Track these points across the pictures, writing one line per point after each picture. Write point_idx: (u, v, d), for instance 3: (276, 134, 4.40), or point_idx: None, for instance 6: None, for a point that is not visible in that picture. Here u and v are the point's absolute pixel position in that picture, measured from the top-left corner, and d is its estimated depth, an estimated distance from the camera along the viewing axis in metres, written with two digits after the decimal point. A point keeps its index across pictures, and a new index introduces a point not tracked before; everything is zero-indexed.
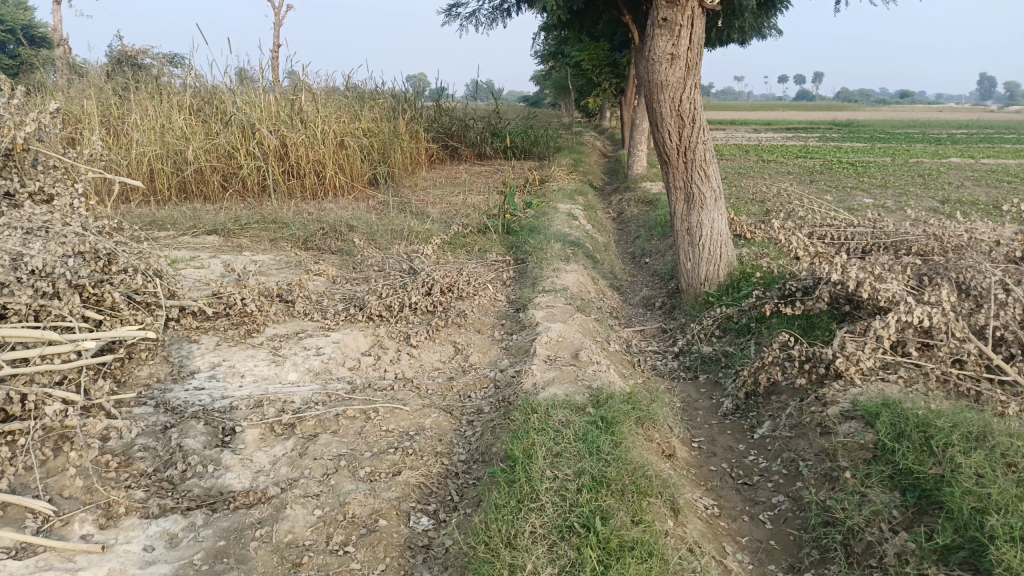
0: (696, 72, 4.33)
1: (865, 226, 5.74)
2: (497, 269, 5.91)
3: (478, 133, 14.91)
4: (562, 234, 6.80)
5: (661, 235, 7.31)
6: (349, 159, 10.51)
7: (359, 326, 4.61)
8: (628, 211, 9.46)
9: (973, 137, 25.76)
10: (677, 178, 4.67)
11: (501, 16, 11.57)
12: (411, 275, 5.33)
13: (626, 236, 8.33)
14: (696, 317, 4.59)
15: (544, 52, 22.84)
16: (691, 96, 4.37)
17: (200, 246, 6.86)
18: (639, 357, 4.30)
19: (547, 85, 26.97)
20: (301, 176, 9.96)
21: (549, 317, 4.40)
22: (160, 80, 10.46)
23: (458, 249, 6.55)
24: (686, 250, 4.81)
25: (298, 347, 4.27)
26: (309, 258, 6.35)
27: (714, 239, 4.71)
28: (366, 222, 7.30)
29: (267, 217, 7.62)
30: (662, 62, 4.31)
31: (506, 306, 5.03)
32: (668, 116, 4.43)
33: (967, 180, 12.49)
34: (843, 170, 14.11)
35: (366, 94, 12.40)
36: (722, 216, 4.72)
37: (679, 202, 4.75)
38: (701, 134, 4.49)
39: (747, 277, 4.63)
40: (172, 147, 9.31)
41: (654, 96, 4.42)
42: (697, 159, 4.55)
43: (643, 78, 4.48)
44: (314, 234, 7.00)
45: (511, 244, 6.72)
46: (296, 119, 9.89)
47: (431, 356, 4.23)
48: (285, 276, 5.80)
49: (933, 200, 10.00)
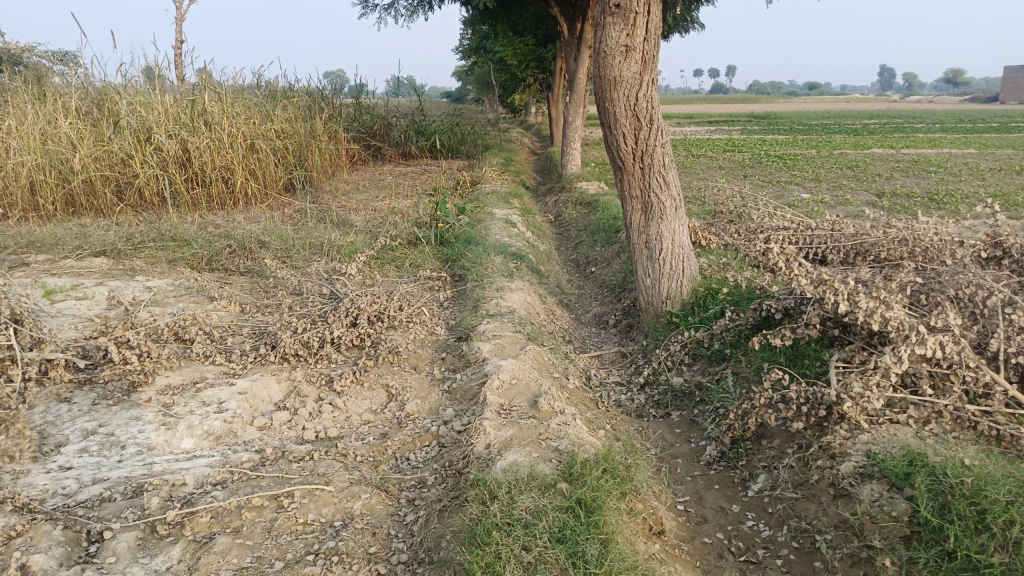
0: (654, 64, 3.79)
1: (823, 229, 5.39)
2: (432, 289, 5.27)
3: (402, 131, 14.17)
4: (501, 244, 6.22)
5: (606, 241, 6.84)
6: (262, 163, 9.64)
7: (270, 370, 3.88)
8: (566, 213, 8.97)
9: (885, 128, 26.71)
10: (632, 186, 4.12)
11: (422, 8, 10.86)
12: (333, 302, 4.64)
13: (566, 240, 7.84)
14: (660, 341, 4.08)
15: (466, 46, 22.21)
16: (649, 93, 3.83)
17: (84, 271, 5.94)
18: (601, 392, 3.75)
19: (471, 81, 26.36)
20: (207, 185, 9.01)
21: (497, 350, 3.80)
22: (40, 80, 9.29)
23: (386, 265, 5.87)
24: (644, 266, 4.28)
25: (196, 402, 3.52)
26: (215, 282, 5.56)
27: (676, 254, 4.19)
28: (281, 237, 6.52)
29: (166, 232, 6.74)
30: (615, 55, 3.75)
31: (445, 335, 4.39)
32: (622, 117, 3.88)
33: (894, 171, 12.59)
34: (774, 164, 14.04)
35: (279, 92, 11.49)
36: (683, 228, 4.21)
37: (635, 212, 4.20)
38: (659, 135, 3.95)
39: (713, 294, 4.15)
40: (54, 155, 8.22)
41: (607, 93, 3.86)
42: (655, 164, 4.01)
43: (593, 73, 3.92)
44: (221, 253, 6.18)
45: (445, 257, 6.10)
46: (199, 121, 8.94)
47: (359, 406, 3.55)
48: (186, 307, 5.01)
49: (869, 194, 9.93)
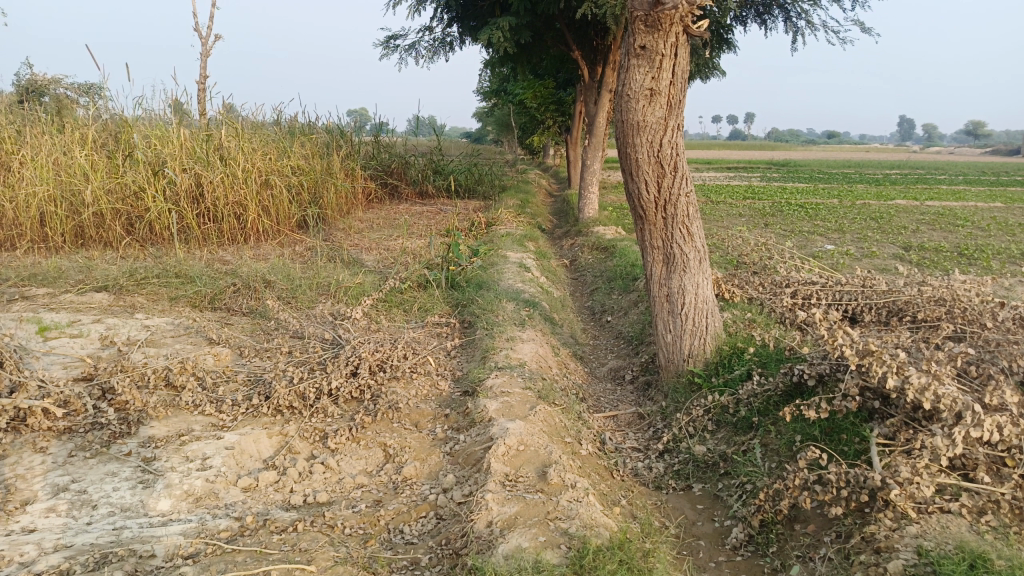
0: (680, 109, 3.58)
1: (854, 285, 5.11)
2: (439, 337, 5.03)
3: (419, 170, 14.12)
4: (514, 290, 5.98)
5: (623, 288, 6.59)
6: (276, 199, 9.54)
7: (262, 423, 3.63)
8: (582, 258, 8.75)
9: (906, 179, 26.55)
10: (653, 236, 3.88)
11: (442, 49, 10.85)
12: (334, 349, 4.41)
13: (582, 286, 7.60)
14: (681, 403, 3.80)
15: (487, 88, 22.38)
16: (674, 140, 3.61)
17: (83, 306, 5.77)
18: (616, 458, 3.46)
19: (490, 122, 26.52)
20: (219, 220, 8.89)
21: (505, 409, 3.53)
22: (59, 112, 9.29)
23: (393, 309, 5.64)
24: (665, 321, 4.01)
25: (178, 458, 3.27)
26: (216, 323, 5.36)
27: (699, 309, 3.92)
28: (288, 277, 6.33)
29: (172, 268, 6.57)
30: (639, 100, 3.55)
31: (450, 389, 4.13)
32: (645, 163, 3.66)
33: (920, 224, 12.30)
34: (795, 212, 13.82)
35: (297, 128, 11.47)
36: (707, 281, 3.95)
37: (656, 263, 3.95)
38: (684, 184, 3.73)
39: (739, 353, 3.88)
40: (67, 187, 8.14)
41: (629, 138, 3.65)
42: (679, 214, 3.77)
43: (615, 117, 3.72)
44: (225, 291, 5.99)
45: (456, 301, 5.87)
46: (214, 156, 8.87)
47: (353, 467, 3.28)
48: (182, 349, 4.79)
49: (896, 247, 9.64)
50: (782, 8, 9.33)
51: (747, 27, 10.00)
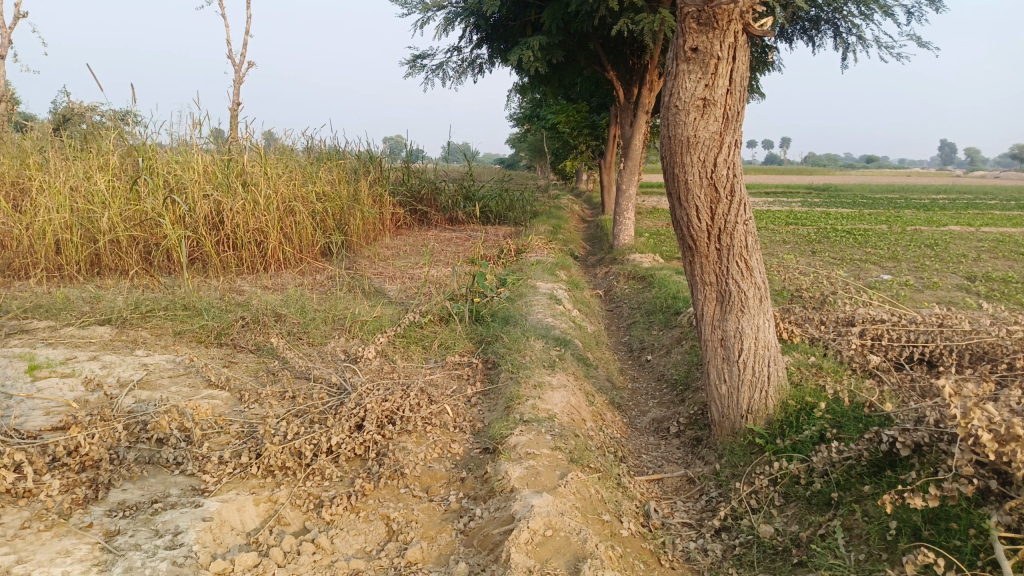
0: (738, 122, 3.05)
1: (930, 324, 4.50)
2: (460, 380, 4.51)
3: (449, 196, 13.75)
4: (544, 325, 5.45)
5: (664, 323, 6.02)
6: (299, 227, 9.19)
7: (249, 488, 3.14)
8: (618, 288, 8.20)
9: (955, 203, 25.62)
10: (705, 270, 3.32)
11: (471, 70, 10.48)
12: (340, 397, 3.92)
13: (618, 318, 7.05)
14: (740, 469, 3.23)
15: (519, 113, 22.11)
16: (731, 159, 3.07)
17: (82, 341, 5.37)
18: (663, 538, 2.90)
19: (523, 147, 26.22)
20: (238, 248, 8.53)
21: (530, 475, 2.99)
22: (80, 137, 9.07)
23: (412, 347, 5.15)
24: (719, 369, 3.44)
25: (146, 532, 2.77)
26: (218, 363, 4.91)
27: (759, 358, 3.34)
28: (301, 310, 5.89)
29: (181, 299, 6.18)
30: (689, 111, 3.03)
31: (469, 445, 3.60)
32: (696, 186, 3.12)
33: (980, 251, 11.52)
34: (843, 238, 13.14)
35: (324, 153, 11.18)
36: (769, 324, 3.36)
37: (708, 302, 3.39)
38: (742, 210, 3.17)
39: (809, 410, 3.30)
40: (83, 214, 7.84)
41: (677, 157, 3.13)
42: (736, 245, 3.21)
43: (661, 132, 3.20)
44: (232, 326, 5.56)
45: (480, 337, 5.36)
46: (235, 182, 8.55)
47: (349, 546, 2.76)
48: (177, 393, 4.34)
49: (959, 277, 8.94)
50: (831, 23, 8.78)
51: (793, 44, 9.46)
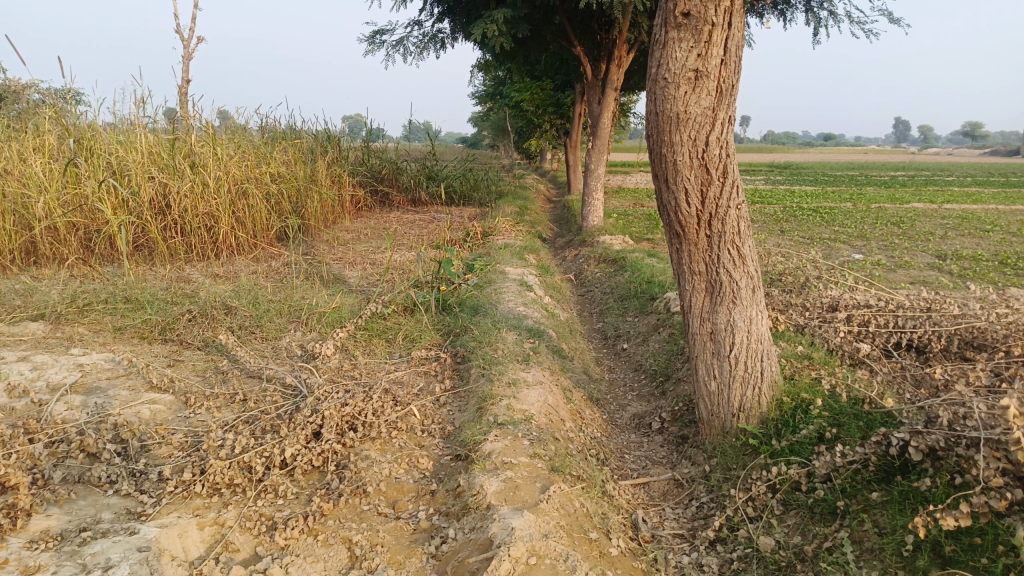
0: (732, 97, 2.77)
1: (918, 309, 4.32)
2: (427, 377, 4.19)
3: (412, 176, 13.31)
4: (515, 315, 5.15)
5: (639, 309, 5.79)
6: (252, 211, 8.72)
7: (193, 509, 2.79)
8: (588, 271, 7.95)
9: (914, 181, 26.02)
10: (694, 259, 3.05)
11: (432, 45, 10.04)
12: (296, 400, 3.58)
13: (589, 303, 6.79)
14: (732, 472, 3.00)
15: (482, 91, 21.64)
16: (724, 138, 2.79)
17: (11, 340, 4.90)
18: (655, 554, 2.64)
19: (487, 126, 25.76)
20: (188, 233, 8.03)
21: (509, 490, 2.71)
22: (11, 116, 8.40)
23: (374, 340, 4.81)
24: (708, 365, 3.19)
25: (70, 567, 2.36)
26: (162, 363, 4.52)
27: (751, 353, 3.09)
28: (254, 302, 5.49)
29: (122, 290, 5.73)
30: (679, 83, 2.74)
31: (438, 451, 3.30)
32: (685, 167, 2.83)
33: (945, 229, 11.56)
34: (810, 217, 13.10)
35: (279, 133, 10.66)
36: (762, 317, 3.12)
37: (696, 293, 3.13)
38: (735, 193, 2.90)
39: (805, 408, 3.07)
40: (16, 198, 7.24)
41: (664, 135, 2.84)
42: (728, 232, 2.94)
43: (647, 108, 2.91)
44: (178, 320, 5.15)
45: (447, 328, 5.04)
46: (183, 163, 8.02)
47: (306, 575, 2.40)
48: (115, 398, 3.95)
49: (929, 256, 8.89)
50: None
51: (764, 19, 9.22)
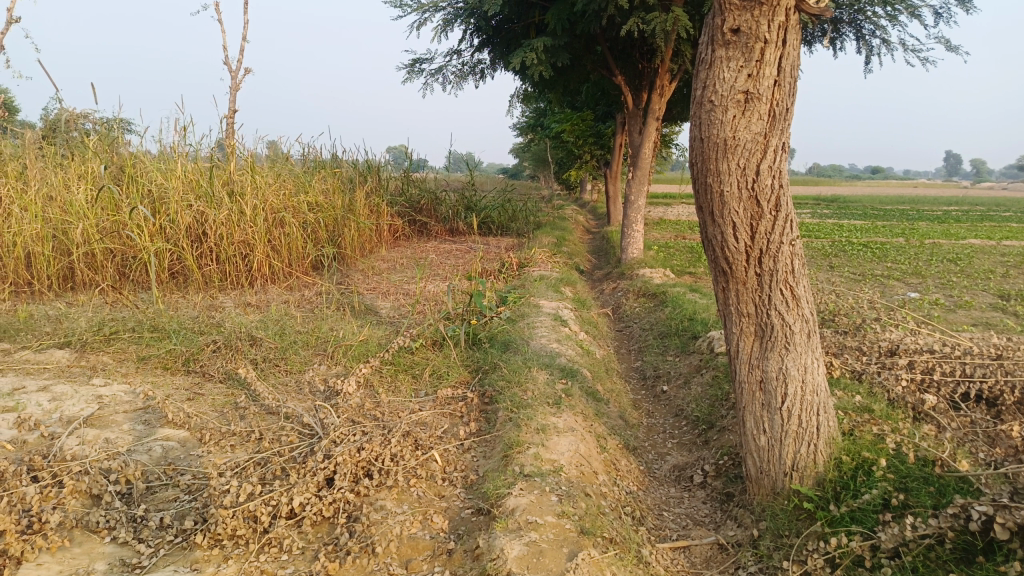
0: (786, 121, 2.51)
1: (990, 357, 3.93)
2: (452, 419, 3.95)
3: (450, 206, 13.23)
4: (549, 352, 4.90)
5: (680, 348, 5.48)
6: (288, 239, 8.67)
7: (191, 563, 2.58)
8: (626, 306, 7.66)
9: (969, 215, 25.12)
10: (742, 300, 2.77)
11: (471, 75, 9.97)
12: (312, 441, 3.37)
13: (627, 340, 6.50)
14: (784, 540, 2.68)
15: (523, 121, 21.64)
16: (776, 167, 2.53)
17: (35, 368, 4.82)
18: None
19: (527, 156, 25.75)
20: (222, 261, 7.97)
21: (532, 555, 2.44)
22: (58, 144, 8.54)
23: (399, 377, 4.60)
24: (757, 417, 2.89)
25: None
26: (182, 396, 4.37)
27: (806, 405, 2.79)
28: (280, 333, 5.34)
29: (150, 319, 5.64)
30: (726, 106, 2.50)
31: (460, 504, 3.04)
32: (733, 198, 2.58)
33: (1006, 267, 10.98)
34: (861, 252, 12.60)
35: (319, 161, 10.68)
36: (818, 365, 2.81)
37: (745, 337, 2.84)
38: (788, 228, 2.63)
39: (867, 469, 2.75)
40: (56, 224, 7.29)
41: (710, 164, 2.59)
42: (781, 271, 2.66)
43: (691, 133, 2.67)
44: (203, 351, 5.02)
45: (476, 365, 4.81)
46: (220, 191, 8.02)
47: None
48: (129, 433, 3.79)
49: (990, 295, 8.38)
50: (854, 24, 8.24)
51: (812, 47, 8.93)
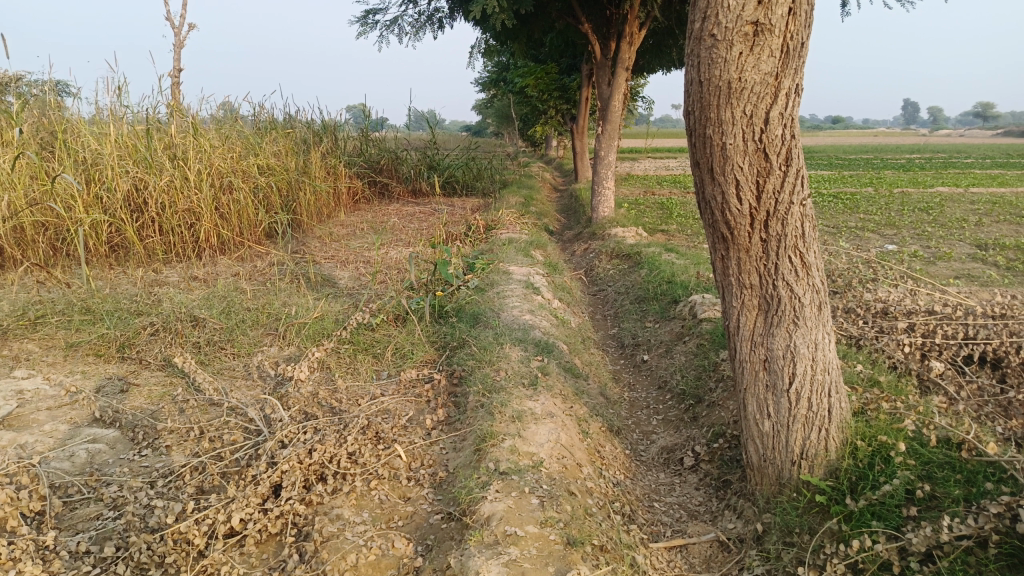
0: (800, 59, 2.13)
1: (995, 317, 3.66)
2: (417, 405, 3.57)
3: (412, 166, 12.66)
4: (522, 323, 4.52)
5: (660, 314, 5.15)
6: (238, 206, 8.06)
7: None
8: (599, 267, 7.31)
9: (932, 163, 25.24)
10: (745, 269, 2.41)
11: (428, 25, 9.35)
12: (257, 443, 2.97)
13: (603, 305, 6.16)
14: (795, 538, 2.37)
15: (486, 76, 20.91)
16: (788, 115, 2.16)
17: None
18: None
19: (491, 112, 25.05)
20: (166, 232, 7.38)
21: None
22: None
23: (359, 358, 4.19)
24: (761, 400, 2.56)
25: None
26: (114, 389, 3.90)
27: (817, 387, 2.46)
28: (228, 312, 4.86)
29: (82, 299, 5.10)
30: (731, 40, 2.10)
31: (428, 508, 2.68)
32: (737, 152, 2.20)
33: (977, 215, 10.88)
34: (832, 203, 12.41)
35: (270, 121, 10.01)
36: (829, 341, 2.48)
37: (746, 310, 2.49)
38: (799, 186, 2.26)
39: (883, 455, 2.46)
40: None
41: (710, 111, 2.20)
42: (790, 236, 2.30)
43: (687, 76, 2.28)
44: (139, 335, 4.53)
45: (443, 340, 4.41)
46: (160, 156, 7.40)
47: None
48: (51, 436, 3.33)
49: (967, 245, 8.22)
50: None
51: None
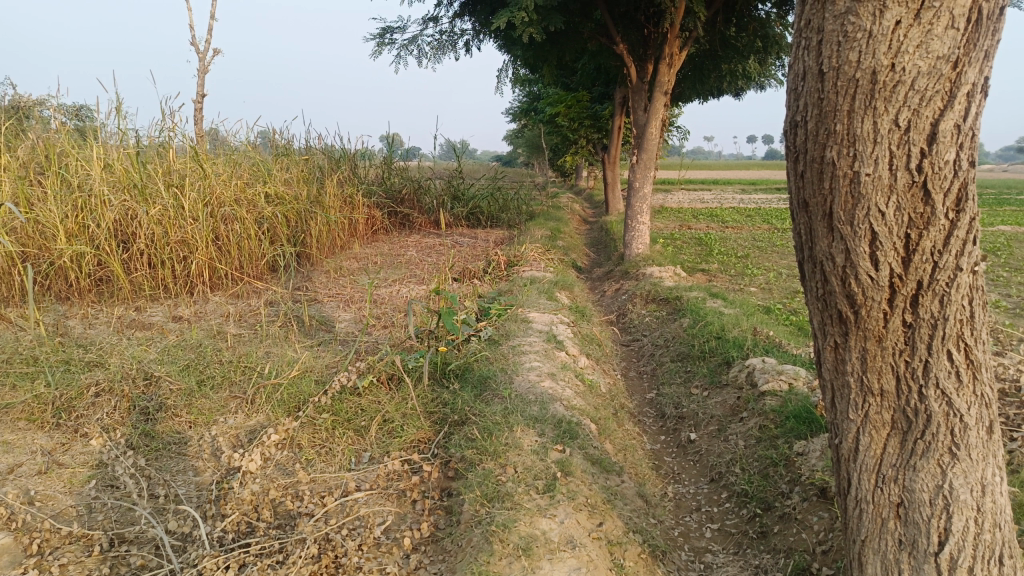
0: (993, 36, 1.46)
1: None
2: (399, 512, 2.75)
3: (435, 196, 11.95)
4: (540, 392, 3.68)
5: (709, 379, 4.27)
6: (237, 238, 7.20)
7: None
8: (633, 313, 6.44)
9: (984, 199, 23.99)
10: (874, 370, 1.65)
11: (449, 45, 8.69)
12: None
13: (638, 360, 5.28)
14: None
15: (516, 106, 20.28)
16: (962, 130, 1.48)
17: None
18: None
19: (521, 144, 24.45)
20: (155, 265, 6.64)
21: None
22: None
23: (335, 431, 3.36)
24: (888, 562, 1.75)
25: None
26: (31, 471, 3.11)
27: (983, 552, 1.66)
28: (195, 368, 4.07)
29: (29, 346, 4.34)
30: (884, 3, 1.44)
31: None
32: (878, 189, 1.52)
33: None
34: None
35: (283, 147, 9.36)
36: (999, 480, 1.69)
37: (871, 433, 1.72)
38: (970, 246, 1.54)
39: None
40: None
41: (838, 120, 1.53)
42: (951, 323, 1.56)
43: (801, 66, 1.62)
44: (83, 395, 3.74)
45: (443, 412, 3.58)
46: (153, 184, 6.59)
47: None
48: None
49: None
50: None
51: None
